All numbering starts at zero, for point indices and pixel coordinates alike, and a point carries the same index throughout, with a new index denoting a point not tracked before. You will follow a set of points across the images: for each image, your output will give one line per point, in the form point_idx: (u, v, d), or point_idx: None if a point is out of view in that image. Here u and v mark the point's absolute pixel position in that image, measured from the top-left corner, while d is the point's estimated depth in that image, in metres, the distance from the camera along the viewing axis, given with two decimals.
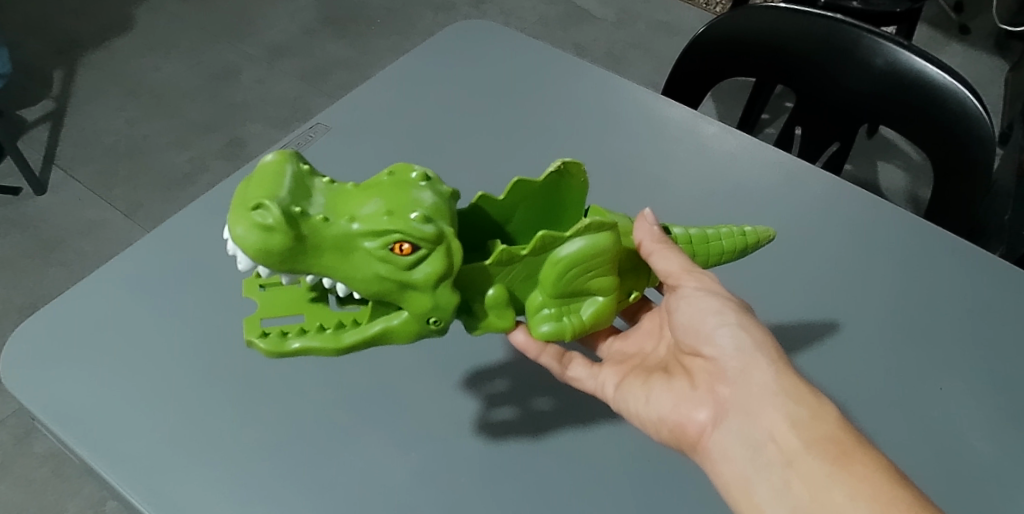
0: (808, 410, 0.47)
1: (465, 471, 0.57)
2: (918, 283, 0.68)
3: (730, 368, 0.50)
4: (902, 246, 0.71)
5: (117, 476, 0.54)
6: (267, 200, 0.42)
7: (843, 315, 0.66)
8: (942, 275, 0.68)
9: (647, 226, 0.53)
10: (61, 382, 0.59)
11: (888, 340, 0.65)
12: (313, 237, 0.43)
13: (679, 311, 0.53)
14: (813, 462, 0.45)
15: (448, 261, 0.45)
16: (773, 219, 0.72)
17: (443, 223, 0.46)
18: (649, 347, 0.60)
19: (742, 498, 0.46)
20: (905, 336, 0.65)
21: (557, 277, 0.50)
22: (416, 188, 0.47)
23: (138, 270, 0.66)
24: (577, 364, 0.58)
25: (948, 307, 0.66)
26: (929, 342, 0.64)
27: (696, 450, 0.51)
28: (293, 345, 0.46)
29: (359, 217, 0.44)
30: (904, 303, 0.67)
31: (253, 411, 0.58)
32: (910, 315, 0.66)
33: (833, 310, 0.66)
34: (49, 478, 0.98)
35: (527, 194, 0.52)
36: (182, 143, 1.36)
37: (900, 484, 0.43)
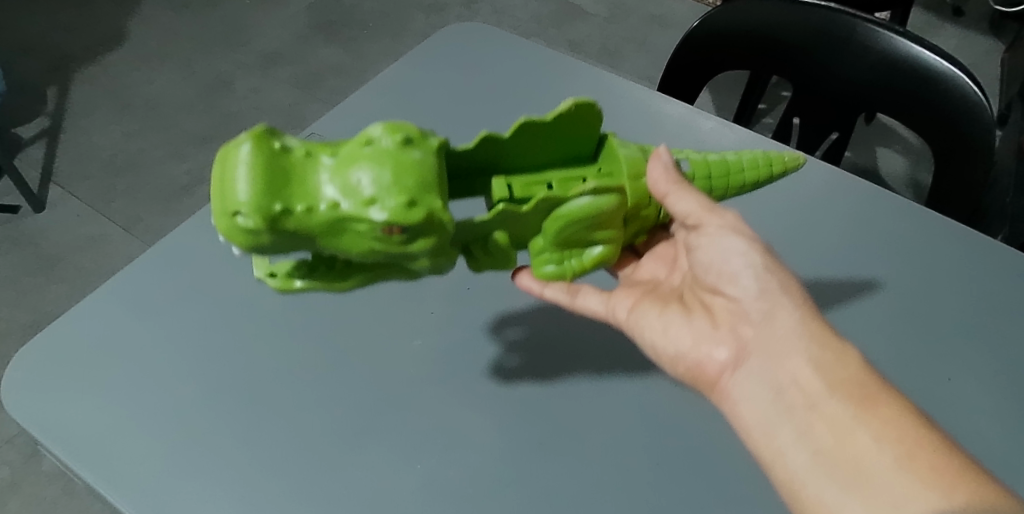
0: (831, 354, 0.47)
1: (477, 482, 0.56)
2: (929, 272, 0.67)
3: (754, 309, 0.49)
4: (911, 236, 0.69)
5: (122, 499, 0.54)
6: (245, 204, 0.41)
7: (855, 305, 0.64)
8: (952, 265, 0.67)
9: (660, 165, 0.50)
10: (70, 402, 0.59)
11: (905, 333, 0.62)
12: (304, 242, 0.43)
13: (699, 249, 0.52)
14: (836, 405, 0.45)
15: (441, 234, 0.44)
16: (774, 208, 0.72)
17: (430, 198, 0.43)
18: (661, 275, 0.59)
19: (764, 438, 0.46)
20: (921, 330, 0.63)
21: (560, 230, 0.50)
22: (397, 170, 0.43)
23: (138, 286, 0.66)
24: (587, 293, 0.58)
25: (960, 298, 0.65)
26: (944, 335, 0.63)
27: (713, 390, 0.51)
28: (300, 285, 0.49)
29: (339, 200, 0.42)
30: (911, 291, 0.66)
31: (259, 430, 0.58)
32: None
33: (847, 302, 0.64)
34: (59, 496, 0.98)
35: (534, 133, 0.49)
36: (180, 155, 1.36)
37: (922, 423, 0.43)
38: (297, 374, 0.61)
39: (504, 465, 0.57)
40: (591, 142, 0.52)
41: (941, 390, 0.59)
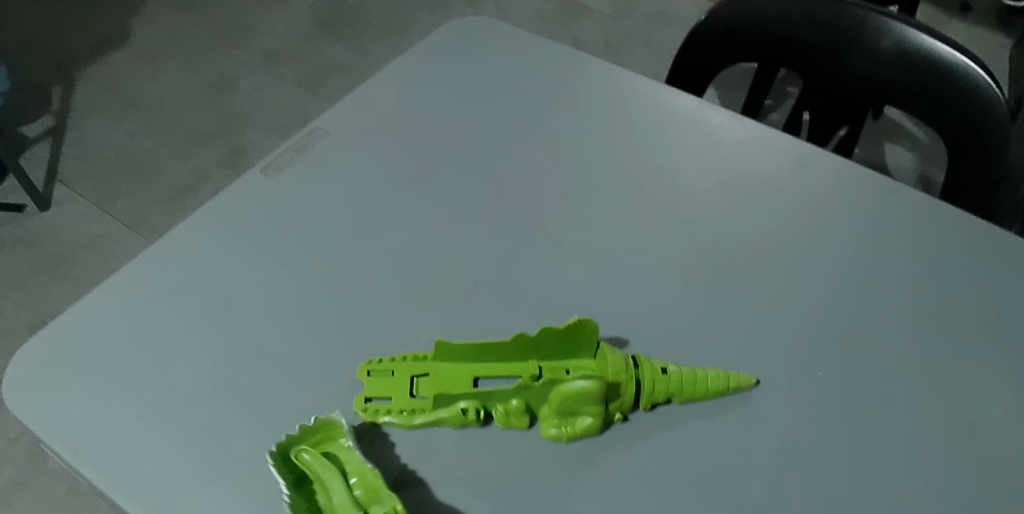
0: None
1: (487, 480, 0.50)
2: (941, 275, 0.65)
3: None
4: (921, 238, 0.68)
5: (126, 499, 0.49)
6: (390, 412, 0.51)
7: (869, 306, 0.63)
8: (963, 267, 0.66)
9: None
10: (74, 401, 0.55)
11: (919, 335, 0.61)
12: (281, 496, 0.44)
13: None
14: None
15: (518, 420, 0.52)
16: (785, 201, 0.70)
17: (516, 423, 0.52)
18: None
19: None
20: (936, 331, 0.61)
21: (558, 403, 0.51)
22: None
23: (146, 279, 0.62)
24: None
25: (974, 300, 0.63)
26: (965, 335, 0.61)
27: None
28: (299, 459, 0.48)
29: (362, 482, 0.45)
30: (927, 284, 0.64)
31: (264, 424, 0.53)
32: (936, 300, 0.63)
33: (858, 303, 0.63)
34: (65, 496, 0.98)
35: (517, 391, 0.51)
36: (184, 154, 1.35)
37: None
38: (298, 363, 0.56)
39: (518, 464, 0.51)
40: (592, 349, 0.53)
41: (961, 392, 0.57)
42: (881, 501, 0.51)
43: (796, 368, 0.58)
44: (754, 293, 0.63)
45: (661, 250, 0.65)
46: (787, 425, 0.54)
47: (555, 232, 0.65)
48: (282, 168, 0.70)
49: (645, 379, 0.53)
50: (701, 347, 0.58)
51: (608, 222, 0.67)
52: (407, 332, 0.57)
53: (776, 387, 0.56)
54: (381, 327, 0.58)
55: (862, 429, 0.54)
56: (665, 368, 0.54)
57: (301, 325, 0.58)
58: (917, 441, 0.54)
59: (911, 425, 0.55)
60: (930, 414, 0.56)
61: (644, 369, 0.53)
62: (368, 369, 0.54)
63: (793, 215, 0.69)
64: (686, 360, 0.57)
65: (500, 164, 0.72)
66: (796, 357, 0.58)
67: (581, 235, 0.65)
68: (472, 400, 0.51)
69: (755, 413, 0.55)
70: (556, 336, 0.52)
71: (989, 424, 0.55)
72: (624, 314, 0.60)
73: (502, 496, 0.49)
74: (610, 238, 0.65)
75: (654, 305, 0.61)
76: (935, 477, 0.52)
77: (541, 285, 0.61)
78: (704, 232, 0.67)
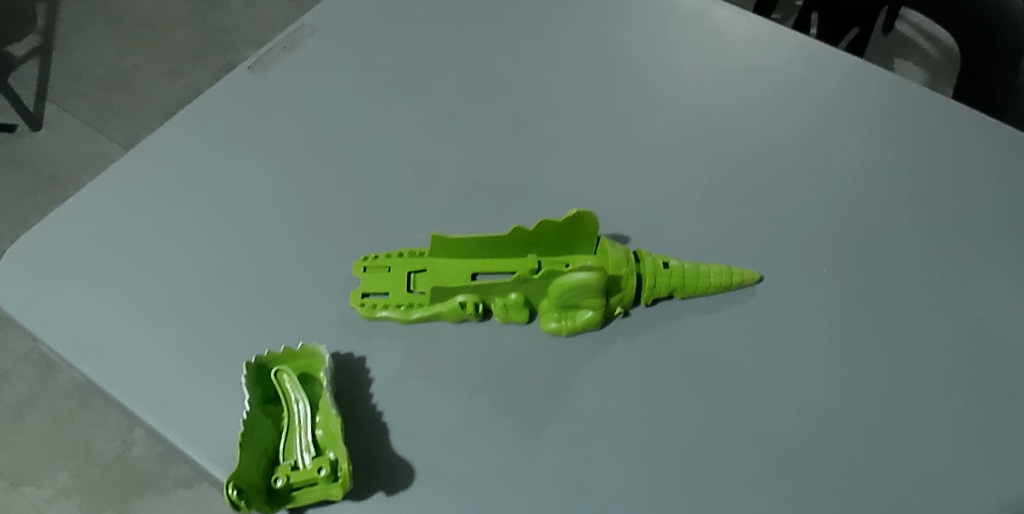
0: None
1: (486, 375, 0.50)
2: (963, 163, 0.62)
3: None
4: (948, 122, 0.64)
5: (126, 395, 0.50)
6: (388, 306, 0.51)
7: (885, 196, 0.60)
8: (989, 154, 0.62)
9: None
10: (64, 301, 0.54)
11: (936, 226, 0.58)
12: (248, 419, 0.45)
13: None
14: None
15: (516, 315, 0.51)
16: (801, 90, 0.66)
17: (516, 318, 0.51)
18: None
19: None
20: (952, 222, 0.59)
21: (558, 296, 0.50)
22: (328, 482, 0.43)
23: (131, 179, 0.60)
24: None
25: (995, 189, 0.60)
26: (983, 227, 0.58)
27: None
28: (274, 378, 0.47)
29: (325, 426, 0.45)
30: (948, 174, 0.61)
31: (258, 320, 0.52)
32: (956, 190, 0.60)
33: (876, 192, 0.60)
34: (76, 410, 0.99)
35: (516, 284, 0.50)
36: (176, 72, 1.31)
37: None
38: (292, 260, 0.54)
39: (517, 359, 0.50)
40: (592, 244, 0.52)
41: (972, 285, 0.55)
42: (883, 391, 0.50)
43: (803, 262, 0.56)
44: (765, 185, 0.60)
45: (665, 142, 0.62)
46: (791, 319, 0.53)
47: (554, 129, 0.63)
48: (269, 67, 0.68)
49: (647, 273, 0.52)
50: (704, 242, 0.57)
51: (610, 116, 0.64)
52: (402, 229, 0.56)
53: (780, 280, 0.55)
54: (375, 225, 0.56)
55: (867, 321, 0.53)
56: (667, 262, 0.53)
57: (294, 222, 0.57)
58: (924, 333, 0.53)
59: (919, 317, 0.53)
60: (939, 306, 0.54)
61: (646, 263, 0.52)
62: (365, 264, 0.53)
63: (810, 101, 0.65)
64: (688, 255, 0.56)
65: (497, 60, 0.69)
66: (802, 250, 0.57)
67: (581, 132, 0.63)
68: (470, 294, 0.51)
69: (757, 306, 0.54)
70: (556, 229, 0.51)
71: (999, 316, 0.54)
72: (627, 211, 0.58)
73: (501, 389, 0.49)
74: (611, 134, 0.63)
75: (657, 199, 0.59)
76: (940, 368, 0.51)
77: (538, 182, 0.59)
78: (712, 122, 0.64)
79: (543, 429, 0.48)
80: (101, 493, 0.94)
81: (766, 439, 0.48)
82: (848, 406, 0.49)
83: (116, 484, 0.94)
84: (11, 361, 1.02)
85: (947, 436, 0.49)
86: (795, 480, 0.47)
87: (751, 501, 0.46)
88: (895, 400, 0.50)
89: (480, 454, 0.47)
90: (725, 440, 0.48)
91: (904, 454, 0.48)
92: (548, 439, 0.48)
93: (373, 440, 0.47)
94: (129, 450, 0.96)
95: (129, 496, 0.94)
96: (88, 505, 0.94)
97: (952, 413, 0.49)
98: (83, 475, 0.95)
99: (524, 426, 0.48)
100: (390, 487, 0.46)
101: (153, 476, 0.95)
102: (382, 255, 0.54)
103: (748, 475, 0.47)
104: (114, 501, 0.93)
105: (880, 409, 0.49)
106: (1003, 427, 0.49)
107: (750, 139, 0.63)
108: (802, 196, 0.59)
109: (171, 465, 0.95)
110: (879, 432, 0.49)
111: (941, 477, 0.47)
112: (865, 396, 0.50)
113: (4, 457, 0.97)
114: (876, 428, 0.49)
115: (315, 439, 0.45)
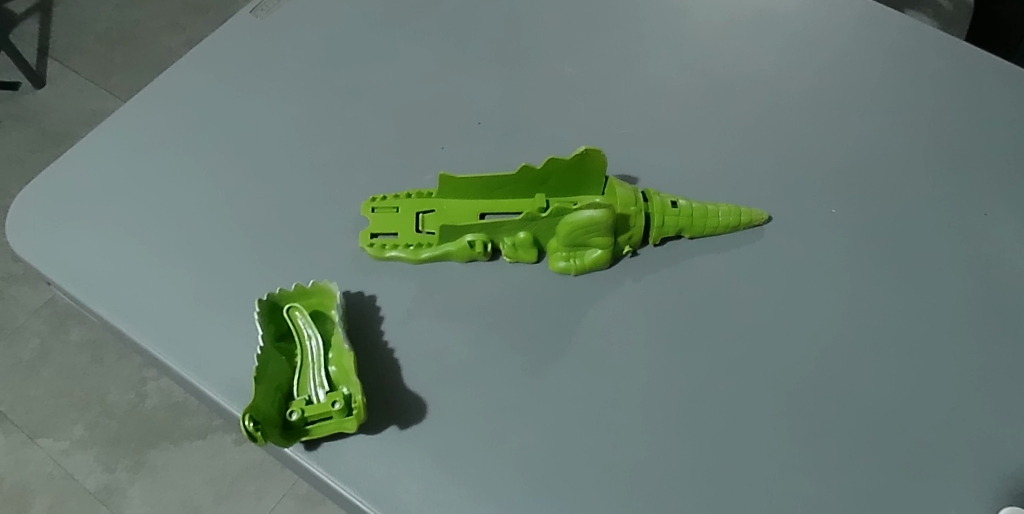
0: None
1: (496, 313, 0.51)
2: (976, 97, 0.61)
3: None
4: (960, 57, 0.63)
5: (137, 331, 0.50)
6: (398, 246, 0.51)
7: (897, 132, 0.59)
8: (1002, 88, 0.61)
9: None
10: (77, 243, 0.55)
11: (948, 161, 0.58)
12: (262, 354, 0.45)
13: None
14: None
15: (525, 254, 0.51)
16: (811, 31, 0.65)
17: (524, 257, 0.52)
18: None
19: None
20: (965, 159, 0.58)
21: (566, 235, 0.50)
22: (341, 416, 0.44)
23: (140, 126, 0.61)
24: None
25: (1010, 123, 0.59)
26: (997, 163, 0.57)
27: None
28: (287, 316, 0.48)
29: (338, 361, 0.46)
30: (961, 111, 0.60)
31: (270, 262, 0.53)
32: (970, 127, 0.59)
33: (886, 129, 0.59)
34: (89, 364, 1.00)
35: (524, 224, 0.51)
36: (177, 27, 1.30)
37: None
38: (302, 205, 0.55)
39: (525, 298, 0.51)
40: (599, 182, 0.52)
41: (983, 220, 0.55)
42: (890, 326, 0.51)
43: (812, 199, 0.56)
44: (775, 126, 0.59)
45: (672, 83, 0.62)
46: (800, 259, 0.53)
47: (560, 70, 0.63)
48: (272, 11, 0.68)
49: (655, 212, 0.52)
50: (712, 180, 0.57)
51: (616, 57, 0.63)
52: (409, 171, 0.57)
53: (788, 218, 0.55)
54: (383, 168, 0.57)
55: (876, 260, 0.53)
56: (675, 202, 0.53)
57: (303, 167, 0.57)
58: (932, 268, 0.53)
59: (927, 253, 0.53)
60: (948, 242, 0.54)
61: (655, 202, 0.52)
62: (374, 205, 0.54)
63: (820, 40, 0.64)
64: (696, 195, 0.56)
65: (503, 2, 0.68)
66: (811, 189, 0.56)
67: (587, 72, 0.62)
68: (479, 233, 0.51)
69: (765, 244, 0.54)
70: (564, 167, 0.51)
71: (1009, 251, 0.54)
72: (635, 152, 0.58)
73: (511, 327, 0.50)
74: (618, 74, 0.62)
75: (664, 138, 0.58)
76: (947, 302, 0.51)
77: (545, 123, 0.59)
78: (720, 61, 0.63)
79: (552, 364, 0.49)
80: (117, 444, 0.95)
81: (773, 371, 0.49)
82: (854, 341, 0.50)
83: (131, 435, 0.95)
84: (23, 316, 1.03)
85: (954, 368, 0.49)
86: (802, 413, 0.47)
87: (759, 431, 0.47)
88: (901, 334, 0.50)
89: (491, 389, 0.48)
90: (732, 373, 0.49)
91: (911, 385, 0.48)
92: (557, 374, 0.49)
93: (386, 376, 0.48)
94: (143, 402, 0.97)
95: (145, 447, 0.94)
96: (104, 455, 0.94)
97: (959, 346, 0.50)
98: (98, 426, 0.96)
99: (533, 363, 0.49)
100: (404, 420, 0.47)
101: (167, 426, 0.95)
102: (391, 197, 0.54)
103: (755, 406, 0.48)
104: (130, 452, 0.94)
105: (886, 344, 0.50)
106: (1012, 357, 0.49)
107: (759, 80, 0.62)
108: (811, 137, 0.59)
109: (185, 415, 0.96)
110: (885, 367, 0.49)
111: (948, 406, 0.48)
112: (871, 329, 0.50)
113: (18, 409, 0.97)
114: (882, 364, 0.49)
115: (329, 375, 0.46)
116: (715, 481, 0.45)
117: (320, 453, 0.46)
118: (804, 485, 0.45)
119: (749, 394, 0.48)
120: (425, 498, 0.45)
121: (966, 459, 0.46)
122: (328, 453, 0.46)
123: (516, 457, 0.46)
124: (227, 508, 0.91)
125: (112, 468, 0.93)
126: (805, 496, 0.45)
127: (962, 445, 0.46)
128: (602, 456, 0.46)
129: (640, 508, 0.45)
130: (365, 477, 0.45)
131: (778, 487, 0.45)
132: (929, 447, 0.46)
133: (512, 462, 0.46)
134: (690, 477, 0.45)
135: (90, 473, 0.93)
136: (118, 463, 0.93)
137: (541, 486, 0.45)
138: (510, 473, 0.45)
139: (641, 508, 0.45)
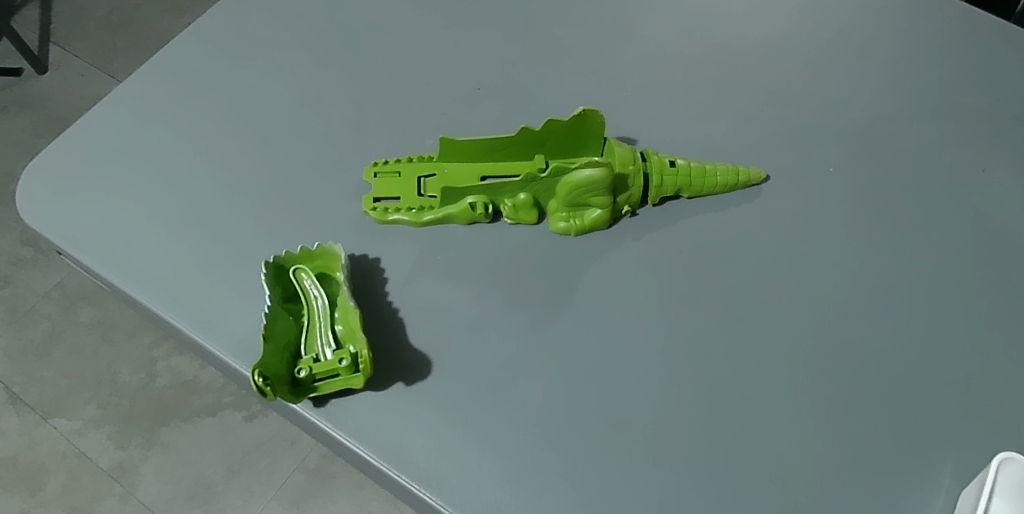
0: None
1: (499, 274, 0.52)
2: (975, 55, 0.61)
3: None
4: (955, 16, 0.63)
5: (148, 296, 0.51)
6: (403, 208, 0.53)
7: (895, 91, 0.59)
8: (1001, 45, 0.61)
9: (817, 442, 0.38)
10: (87, 213, 0.56)
11: (946, 118, 0.58)
12: (270, 313, 0.46)
13: None
14: None
15: (527, 215, 0.52)
16: None
17: (525, 217, 0.53)
18: None
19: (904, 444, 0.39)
20: (963, 117, 0.58)
21: (567, 196, 0.51)
22: (349, 373, 0.45)
23: (146, 100, 0.61)
24: None
25: (1006, 78, 0.60)
26: (994, 119, 0.58)
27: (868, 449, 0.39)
28: (293, 277, 0.49)
29: (344, 320, 0.47)
30: (957, 68, 0.60)
31: (274, 229, 0.54)
32: (965, 85, 0.60)
33: (883, 87, 0.60)
34: (99, 344, 1.01)
35: (524, 184, 0.51)
36: (178, 10, 1.30)
37: None
38: (308, 172, 0.56)
39: (526, 258, 0.52)
40: (600, 142, 0.53)
41: (981, 175, 0.55)
42: (888, 280, 0.51)
43: (810, 159, 0.56)
44: (773, 88, 0.60)
45: (672, 46, 0.62)
46: (798, 217, 0.54)
47: (559, 36, 0.63)
48: None
49: (653, 172, 0.52)
50: (711, 140, 0.57)
51: (614, 22, 0.64)
52: (412, 138, 0.57)
53: (786, 177, 0.56)
54: (385, 134, 0.58)
55: (873, 216, 0.54)
56: (674, 161, 0.53)
57: (307, 135, 0.58)
58: (929, 223, 0.53)
59: (925, 208, 0.54)
60: (945, 198, 0.54)
61: (655, 162, 0.53)
62: (379, 169, 0.55)
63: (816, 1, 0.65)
64: (694, 156, 0.56)
65: None
66: (809, 148, 0.57)
67: (587, 38, 0.63)
68: (480, 195, 0.52)
69: (763, 204, 0.54)
70: (563, 128, 0.51)
71: (1006, 205, 0.54)
72: (632, 116, 0.58)
73: (513, 286, 0.51)
74: (617, 38, 0.63)
75: (662, 101, 0.59)
76: (943, 256, 0.52)
77: (544, 89, 0.60)
78: (719, 24, 0.63)
79: (556, 322, 0.50)
80: (129, 422, 0.96)
81: (773, 325, 0.50)
82: (853, 295, 0.51)
83: (143, 413, 0.96)
84: (33, 299, 1.04)
85: (950, 319, 0.50)
86: (803, 368, 0.48)
87: (760, 383, 0.48)
88: (899, 287, 0.51)
89: (496, 346, 0.49)
90: (733, 327, 0.50)
91: (908, 336, 0.49)
92: (561, 331, 0.50)
93: (392, 335, 0.49)
94: (154, 380, 0.98)
95: (157, 425, 0.96)
96: (118, 433, 0.95)
97: (956, 298, 0.51)
98: (110, 406, 0.97)
99: (537, 322, 0.50)
100: (410, 377, 0.48)
101: (178, 404, 0.96)
102: (396, 162, 0.55)
103: (756, 359, 0.49)
104: (142, 430, 0.95)
105: (883, 300, 0.51)
106: (1010, 309, 0.50)
107: (757, 41, 0.62)
108: (810, 97, 0.59)
109: (196, 394, 0.97)
110: (883, 322, 0.50)
111: (945, 356, 0.48)
112: (869, 285, 0.51)
113: (32, 391, 0.98)
114: (880, 319, 0.50)
115: (336, 334, 0.47)
116: (717, 431, 0.46)
117: (329, 410, 0.47)
118: (804, 433, 0.46)
119: (750, 347, 0.49)
120: (432, 453, 0.46)
121: (962, 406, 0.47)
122: (337, 410, 0.47)
123: (522, 412, 0.47)
124: (239, 483, 0.92)
125: (125, 447, 0.95)
126: (805, 444, 0.46)
127: (958, 393, 0.47)
128: (606, 408, 0.47)
129: (644, 457, 0.46)
130: (373, 431, 0.47)
131: (779, 436, 0.46)
132: (927, 395, 0.47)
133: (518, 415, 0.47)
134: (693, 427, 0.46)
135: (104, 451, 0.95)
136: (131, 441, 0.95)
137: (547, 439, 0.46)
138: (517, 427, 0.47)
139: (645, 462, 0.45)
